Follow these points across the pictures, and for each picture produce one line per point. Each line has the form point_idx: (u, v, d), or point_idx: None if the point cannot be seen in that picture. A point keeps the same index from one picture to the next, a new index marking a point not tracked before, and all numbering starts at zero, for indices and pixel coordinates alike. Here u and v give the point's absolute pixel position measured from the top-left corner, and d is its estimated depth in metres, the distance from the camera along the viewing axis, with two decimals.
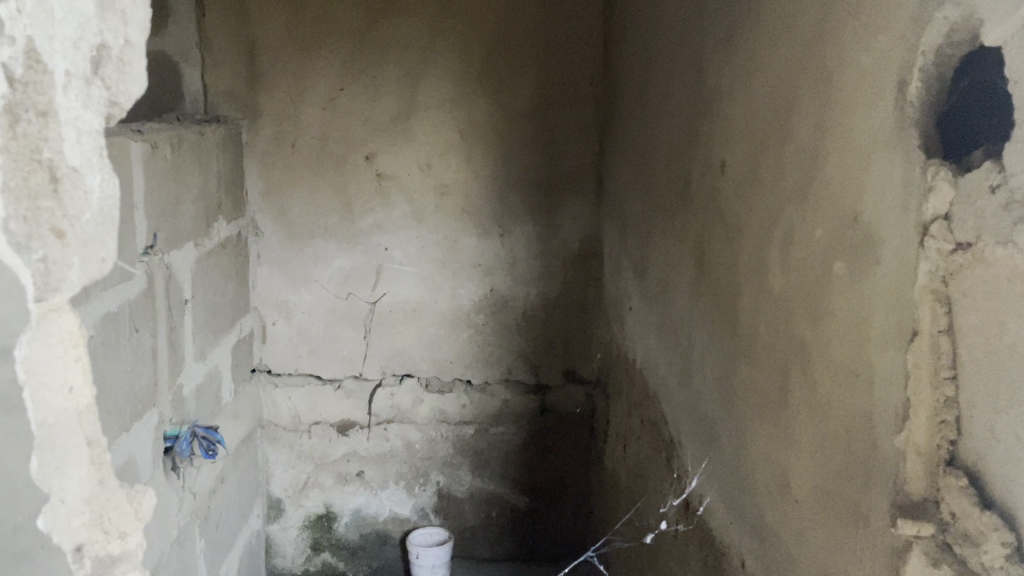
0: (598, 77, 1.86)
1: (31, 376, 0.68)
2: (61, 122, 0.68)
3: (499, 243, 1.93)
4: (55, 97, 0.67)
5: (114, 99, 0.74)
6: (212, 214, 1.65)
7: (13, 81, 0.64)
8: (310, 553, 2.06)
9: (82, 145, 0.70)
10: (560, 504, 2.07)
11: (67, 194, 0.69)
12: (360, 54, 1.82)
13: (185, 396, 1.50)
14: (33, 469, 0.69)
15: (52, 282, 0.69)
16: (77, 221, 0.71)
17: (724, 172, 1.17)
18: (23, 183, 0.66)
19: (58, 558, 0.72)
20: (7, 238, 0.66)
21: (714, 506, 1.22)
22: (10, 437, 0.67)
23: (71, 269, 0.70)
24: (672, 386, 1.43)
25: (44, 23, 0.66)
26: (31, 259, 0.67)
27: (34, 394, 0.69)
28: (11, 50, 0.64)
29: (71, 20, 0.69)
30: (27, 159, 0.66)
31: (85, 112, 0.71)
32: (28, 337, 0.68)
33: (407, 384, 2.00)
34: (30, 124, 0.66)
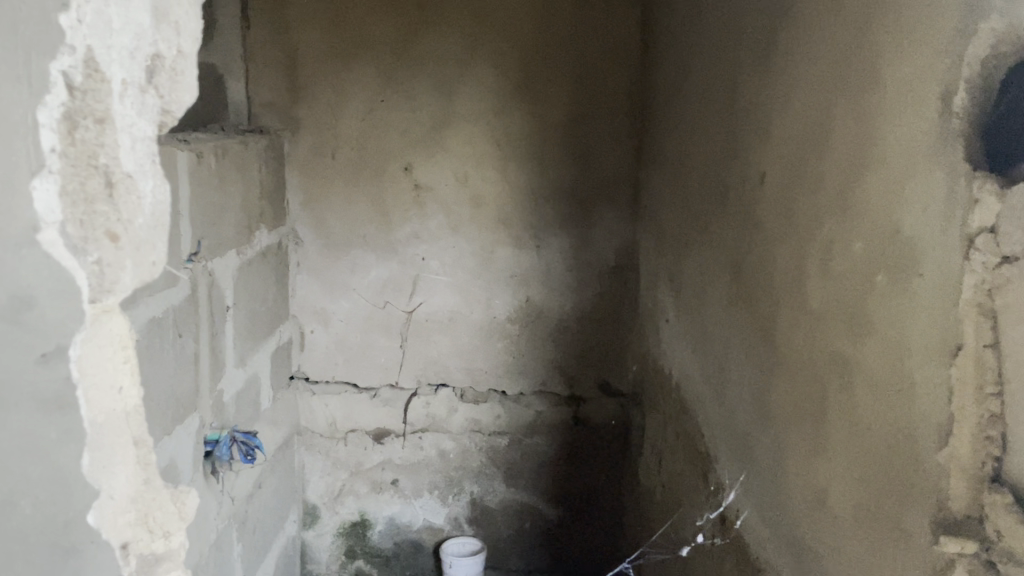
0: (637, 86, 1.85)
1: (84, 376, 0.71)
2: (118, 128, 0.71)
3: (534, 254, 1.93)
4: (113, 105, 0.70)
5: (166, 108, 0.77)
6: (254, 223, 1.68)
7: (73, 88, 0.67)
8: (345, 559, 2.08)
9: (137, 151, 0.73)
10: (594, 517, 2.05)
11: (121, 199, 0.72)
12: (397, 67, 1.84)
13: (225, 402, 1.53)
14: (84, 467, 0.72)
15: (106, 283, 0.71)
16: (130, 224, 0.73)
17: (763, 184, 1.16)
18: (80, 188, 0.68)
19: (105, 553, 0.75)
20: (63, 241, 0.68)
21: (750, 520, 1.21)
22: (63, 435, 0.71)
23: (124, 272, 0.72)
24: (708, 400, 1.41)
25: (102, 33, 0.68)
26: (86, 262, 0.70)
27: (87, 393, 0.71)
28: (72, 59, 0.66)
29: (128, 31, 0.71)
30: (85, 164, 0.68)
31: (139, 120, 0.73)
32: (83, 336, 0.70)
33: (443, 394, 2.01)
34: (88, 130, 0.68)
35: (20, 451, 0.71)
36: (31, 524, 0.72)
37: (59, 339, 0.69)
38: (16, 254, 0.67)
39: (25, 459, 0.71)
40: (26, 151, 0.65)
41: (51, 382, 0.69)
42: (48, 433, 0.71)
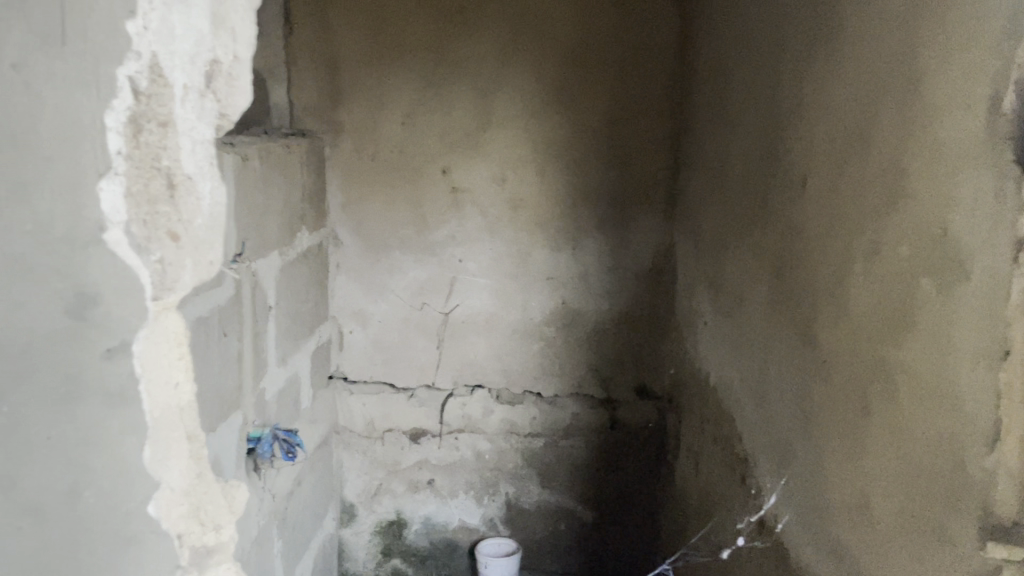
0: (675, 88, 1.84)
1: (146, 369, 0.83)
2: (178, 132, 0.82)
3: (572, 257, 1.93)
4: (174, 109, 0.81)
5: (224, 112, 0.86)
6: (295, 225, 1.71)
7: (138, 94, 0.79)
8: (381, 558, 2.10)
9: (196, 154, 0.84)
10: (630, 520, 2.04)
11: (182, 200, 0.83)
12: (436, 70, 1.86)
13: (267, 400, 1.56)
14: (146, 456, 0.84)
15: (167, 280, 0.82)
16: (190, 225, 0.84)
17: (806, 187, 1.15)
18: (143, 190, 0.80)
19: (165, 542, 0.86)
20: (127, 240, 0.80)
21: (790, 525, 1.20)
22: (126, 424, 0.83)
23: (183, 270, 0.84)
24: (747, 404, 1.40)
25: (166, 39, 0.80)
26: (150, 260, 0.81)
27: (148, 386, 0.83)
28: (138, 65, 0.78)
29: (189, 37, 0.81)
30: (148, 166, 0.80)
31: (198, 123, 0.84)
32: (146, 331, 0.82)
33: (478, 395, 2.03)
34: (152, 133, 0.80)
35: (83, 442, 0.82)
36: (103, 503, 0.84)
37: (121, 330, 0.81)
38: (85, 253, 0.79)
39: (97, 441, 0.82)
40: (95, 154, 0.78)
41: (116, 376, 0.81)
42: (110, 425, 0.82)
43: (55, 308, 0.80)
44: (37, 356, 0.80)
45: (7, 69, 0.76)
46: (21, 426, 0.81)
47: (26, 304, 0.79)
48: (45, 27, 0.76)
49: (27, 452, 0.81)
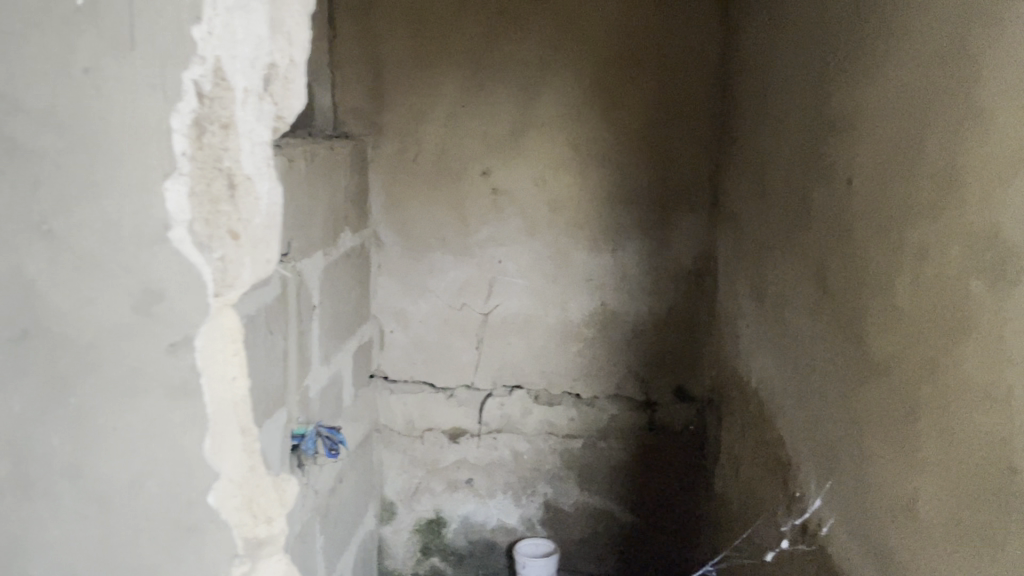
0: (717, 89, 1.84)
1: (207, 364, 0.83)
2: (240, 133, 0.80)
3: (611, 258, 1.93)
4: (236, 110, 0.79)
5: (280, 114, 0.85)
6: (339, 225, 1.73)
7: (202, 96, 0.78)
8: (420, 556, 2.12)
9: (255, 154, 0.82)
10: (669, 523, 2.03)
11: (242, 199, 0.81)
12: (477, 72, 1.88)
13: (310, 397, 1.58)
14: (206, 449, 0.84)
15: (228, 278, 0.82)
16: (249, 224, 0.82)
17: (852, 188, 1.14)
18: (206, 189, 0.80)
19: (225, 532, 0.86)
20: (190, 237, 0.80)
21: (834, 529, 1.19)
22: (187, 418, 0.83)
23: (243, 268, 0.82)
24: (790, 407, 1.39)
25: (228, 44, 0.78)
26: (211, 258, 0.81)
27: (208, 380, 0.83)
28: (203, 68, 0.77)
29: (249, 42, 0.80)
30: (210, 167, 0.79)
31: (257, 125, 0.82)
32: (206, 328, 0.82)
33: (517, 395, 2.04)
34: (214, 135, 0.79)
35: (147, 435, 0.84)
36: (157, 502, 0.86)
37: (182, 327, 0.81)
38: (151, 250, 0.80)
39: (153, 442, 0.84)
40: (160, 154, 0.78)
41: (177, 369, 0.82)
42: (173, 417, 0.83)
43: (123, 304, 0.81)
44: (106, 350, 0.82)
45: (79, 73, 0.78)
46: (88, 416, 0.84)
47: (95, 301, 0.81)
48: (112, 32, 0.77)
49: (95, 443, 0.85)
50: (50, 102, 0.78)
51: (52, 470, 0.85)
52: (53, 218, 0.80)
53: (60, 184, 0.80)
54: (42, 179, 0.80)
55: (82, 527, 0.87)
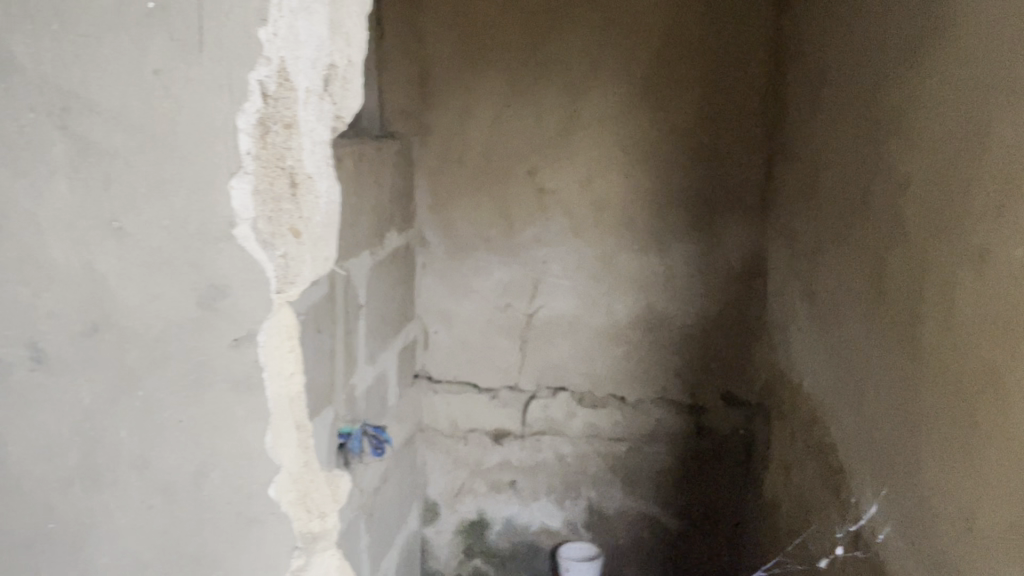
0: (769, 90, 1.81)
1: (269, 361, 0.77)
2: (302, 134, 0.76)
3: (657, 260, 1.92)
4: (299, 111, 0.75)
5: (339, 114, 0.82)
6: (385, 226, 1.75)
7: (266, 96, 0.72)
8: (463, 557, 2.13)
9: (315, 154, 0.78)
10: (715, 529, 2.01)
11: (303, 197, 0.77)
12: (524, 72, 1.88)
13: (356, 397, 1.60)
14: (267, 443, 0.78)
15: (290, 275, 0.77)
16: (309, 222, 0.78)
17: (910, 189, 1.12)
18: (269, 187, 0.75)
19: (286, 525, 0.81)
20: (255, 235, 0.74)
21: (888, 538, 1.17)
22: (250, 414, 0.78)
23: (305, 265, 0.78)
24: (843, 412, 1.37)
25: (293, 45, 0.73)
26: (274, 256, 0.76)
27: (270, 377, 0.78)
28: (267, 70, 0.72)
29: (310, 44, 0.75)
30: (273, 166, 0.74)
31: (318, 124, 0.78)
32: (269, 325, 0.77)
33: (560, 398, 2.04)
34: (277, 135, 0.74)
35: (212, 428, 0.78)
36: (221, 495, 0.79)
37: (247, 325, 0.76)
38: (216, 247, 0.74)
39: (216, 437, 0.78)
40: (226, 154, 0.73)
41: (239, 366, 0.76)
42: (237, 411, 0.78)
43: (187, 300, 0.76)
44: (172, 346, 0.76)
45: (150, 75, 0.72)
46: (155, 411, 0.78)
47: (162, 297, 0.76)
48: (184, 35, 0.71)
49: (160, 436, 0.78)
50: (121, 103, 0.72)
51: (119, 462, 0.79)
52: (122, 214, 0.74)
53: (133, 179, 0.73)
54: (113, 176, 0.74)
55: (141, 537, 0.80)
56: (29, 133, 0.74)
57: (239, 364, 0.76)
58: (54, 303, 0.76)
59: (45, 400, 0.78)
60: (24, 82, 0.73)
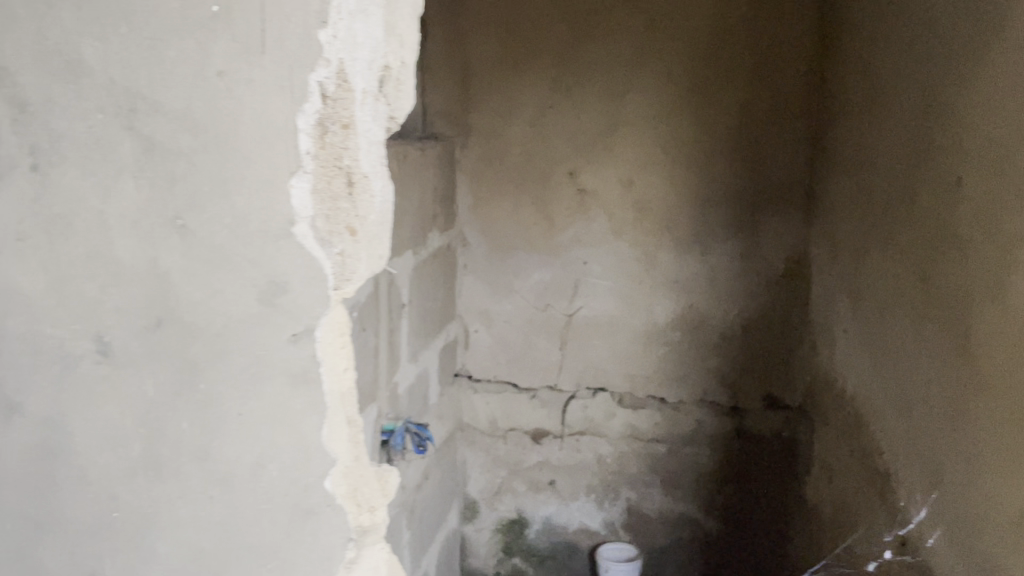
0: (814, 90, 1.79)
1: (326, 356, 0.79)
2: (359, 134, 0.77)
3: (699, 260, 1.91)
4: (356, 112, 0.76)
5: (393, 115, 0.81)
6: (427, 226, 1.77)
7: (326, 97, 0.75)
8: (502, 555, 2.14)
9: (372, 153, 0.79)
10: (756, 533, 1.99)
11: (360, 196, 0.78)
12: (566, 73, 1.88)
13: (399, 394, 1.62)
14: (323, 437, 0.80)
15: (347, 272, 0.78)
16: (365, 221, 0.79)
17: (958, 188, 1.10)
18: (327, 186, 0.77)
19: (341, 516, 0.82)
20: (313, 233, 0.76)
21: (937, 544, 1.15)
22: (307, 407, 0.79)
23: (361, 263, 0.79)
24: (889, 416, 1.35)
25: (351, 46, 0.75)
26: (332, 253, 0.78)
27: (327, 372, 0.79)
28: (327, 71, 0.74)
29: (365, 46, 0.76)
30: (331, 166, 0.76)
31: (374, 125, 0.79)
32: (326, 321, 0.78)
33: (600, 398, 2.04)
34: (335, 135, 0.76)
35: (270, 421, 0.80)
36: (278, 486, 0.81)
37: (306, 320, 0.78)
38: (275, 245, 0.76)
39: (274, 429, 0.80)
40: (287, 153, 0.75)
41: (297, 361, 0.78)
42: (294, 404, 0.79)
43: (249, 297, 0.78)
44: (232, 341, 0.78)
45: (214, 77, 0.74)
46: (216, 403, 0.80)
47: (223, 293, 0.77)
48: (246, 38, 0.73)
49: (220, 427, 0.80)
50: (185, 104, 0.75)
51: (181, 452, 0.81)
52: (186, 213, 0.76)
53: (197, 179, 0.76)
54: (177, 176, 0.76)
55: (199, 529, 0.82)
56: (97, 133, 0.76)
57: (297, 358, 0.78)
58: (120, 298, 0.79)
59: (111, 392, 0.80)
60: (92, 85, 0.75)
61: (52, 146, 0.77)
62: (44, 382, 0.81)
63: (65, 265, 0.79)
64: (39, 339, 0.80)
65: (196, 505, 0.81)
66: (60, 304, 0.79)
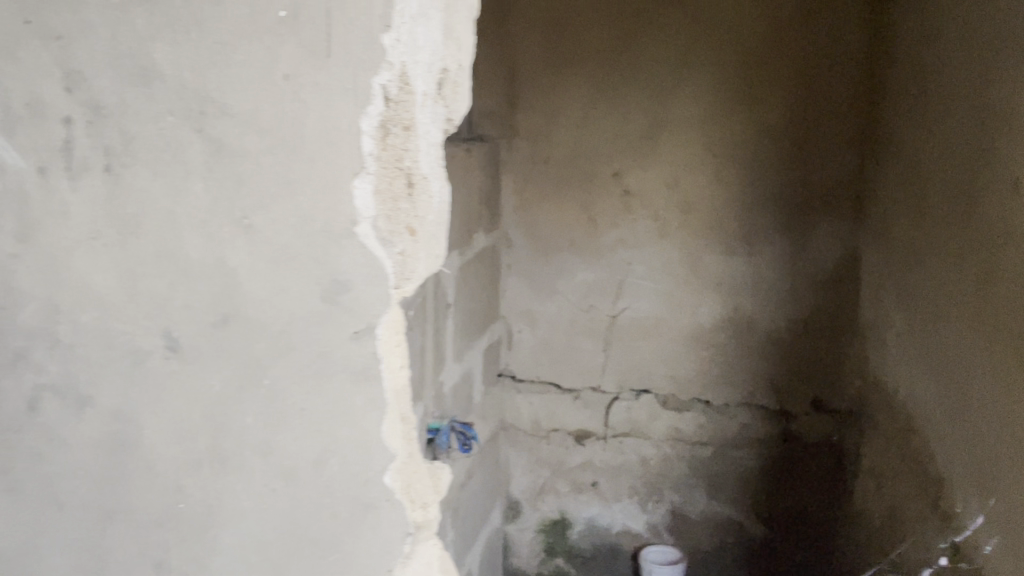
0: (865, 90, 1.76)
1: (387, 354, 0.81)
2: (419, 135, 0.78)
3: (745, 262, 1.89)
4: (417, 114, 0.78)
5: (450, 117, 0.82)
6: (473, 227, 1.78)
7: (388, 100, 0.76)
8: (545, 556, 2.15)
9: (431, 155, 0.80)
10: (803, 538, 1.96)
11: (419, 196, 0.79)
12: (612, 74, 1.88)
13: (444, 393, 1.63)
14: (383, 432, 0.82)
15: (407, 271, 0.80)
16: (423, 221, 0.80)
17: (1016, 191, 1.08)
18: (388, 187, 0.78)
19: (400, 511, 0.83)
20: (374, 233, 0.78)
21: (993, 553, 1.13)
22: (368, 403, 0.81)
23: (420, 262, 0.81)
24: (943, 421, 1.33)
25: (413, 50, 0.76)
26: (393, 252, 0.79)
27: (388, 369, 0.81)
28: (390, 74, 0.75)
29: (426, 49, 0.77)
30: (393, 167, 0.78)
31: (432, 127, 0.80)
32: (388, 319, 0.80)
33: (644, 400, 2.03)
34: (397, 137, 0.77)
35: (331, 416, 0.82)
36: (338, 481, 0.83)
37: (367, 318, 0.79)
38: (338, 244, 0.78)
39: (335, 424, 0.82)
40: (351, 154, 0.76)
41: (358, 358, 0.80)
42: (355, 399, 0.81)
43: (313, 294, 0.79)
44: (296, 337, 0.80)
45: (281, 80, 0.76)
46: (280, 399, 0.82)
47: (288, 291, 0.79)
48: (312, 41, 0.75)
49: (283, 421, 0.82)
50: (253, 106, 0.76)
51: (245, 445, 0.83)
52: (252, 212, 0.78)
53: (264, 179, 0.78)
54: (244, 176, 0.78)
55: (259, 520, 0.84)
56: (167, 134, 0.78)
57: (357, 356, 0.80)
58: (188, 295, 0.81)
59: (179, 386, 0.83)
60: (164, 88, 0.77)
61: (125, 147, 0.79)
62: (115, 375, 0.83)
63: (135, 262, 0.81)
64: (109, 335, 0.83)
65: (259, 497, 0.84)
66: (131, 301, 0.82)
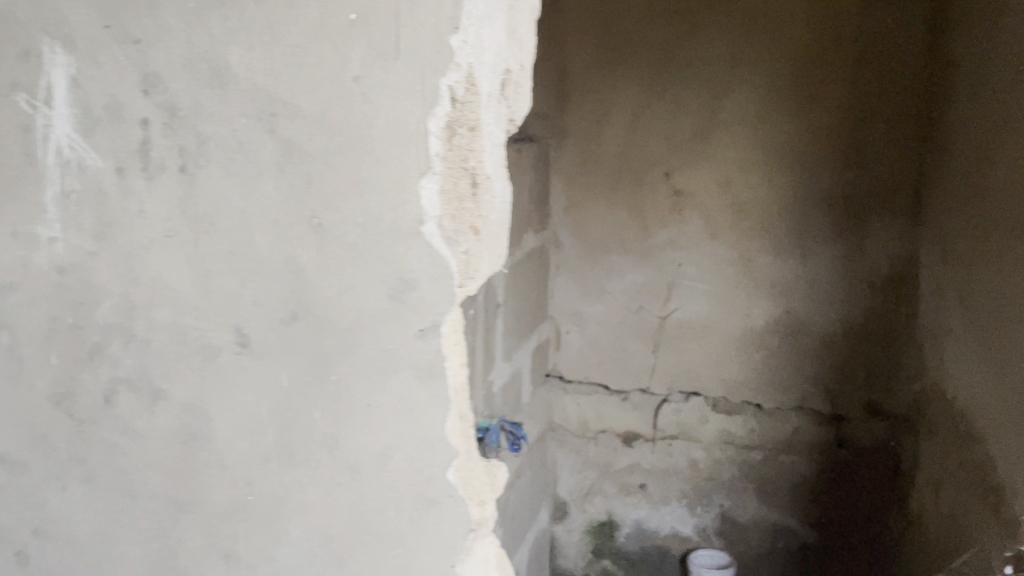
0: (924, 89, 1.73)
1: (450, 352, 0.81)
2: (485, 136, 0.78)
3: (798, 263, 1.87)
4: (483, 115, 0.78)
5: (513, 117, 0.81)
6: (523, 227, 1.79)
7: (455, 100, 0.77)
8: (592, 557, 2.14)
9: (495, 155, 0.79)
10: (856, 545, 1.93)
11: (484, 196, 0.79)
12: (663, 74, 1.87)
13: (494, 392, 1.64)
14: (445, 429, 0.82)
15: (471, 270, 0.80)
16: (486, 221, 0.80)
17: None
18: (453, 187, 0.78)
19: (462, 508, 0.84)
20: (440, 233, 0.79)
21: None
22: (432, 399, 0.82)
23: (484, 262, 0.81)
24: (1004, 428, 1.29)
25: (479, 50, 0.76)
26: (457, 251, 0.79)
27: (451, 367, 0.81)
28: (457, 75, 0.76)
29: (488, 52, 0.77)
30: (458, 167, 0.78)
31: (496, 127, 0.79)
32: (450, 317, 0.80)
33: (693, 402, 2.01)
34: (462, 137, 0.78)
35: (395, 412, 0.83)
36: (402, 477, 0.84)
37: (431, 316, 0.80)
38: (405, 243, 0.79)
39: (398, 420, 0.83)
40: (418, 155, 0.78)
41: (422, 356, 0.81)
42: (419, 396, 0.82)
43: (380, 292, 0.81)
44: (362, 334, 0.82)
45: (350, 82, 0.77)
46: (346, 395, 0.83)
47: (354, 288, 0.81)
48: (382, 43, 0.76)
49: (348, 417, 0.83)
50: (322, 108, 0.78)
51: (311, 440, 0.84)
52: (321, 212, 0.80)
53: (332, 179, 0.79)
54: (313, 176, 0.79)
55: (323, 514, 0.86)
56: (239, 135, 0.80)
57: (421, 353, 0.81)
58: (257, 292, 0.83)
59: (248, 381, 0.85)
60: (237, 90, 0.80)
61: (199, 148, 0.81)
62: (188, 370, 0.86)
63: (207, 260, 0.83)
64: (182, 330, 0.85)
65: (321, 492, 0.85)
66: (203, 297, 0.84)
